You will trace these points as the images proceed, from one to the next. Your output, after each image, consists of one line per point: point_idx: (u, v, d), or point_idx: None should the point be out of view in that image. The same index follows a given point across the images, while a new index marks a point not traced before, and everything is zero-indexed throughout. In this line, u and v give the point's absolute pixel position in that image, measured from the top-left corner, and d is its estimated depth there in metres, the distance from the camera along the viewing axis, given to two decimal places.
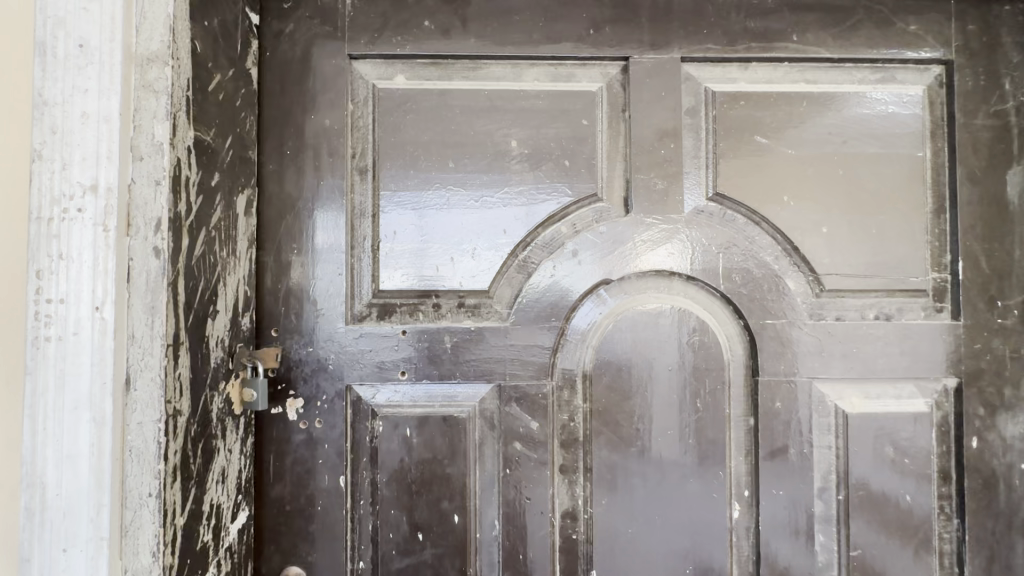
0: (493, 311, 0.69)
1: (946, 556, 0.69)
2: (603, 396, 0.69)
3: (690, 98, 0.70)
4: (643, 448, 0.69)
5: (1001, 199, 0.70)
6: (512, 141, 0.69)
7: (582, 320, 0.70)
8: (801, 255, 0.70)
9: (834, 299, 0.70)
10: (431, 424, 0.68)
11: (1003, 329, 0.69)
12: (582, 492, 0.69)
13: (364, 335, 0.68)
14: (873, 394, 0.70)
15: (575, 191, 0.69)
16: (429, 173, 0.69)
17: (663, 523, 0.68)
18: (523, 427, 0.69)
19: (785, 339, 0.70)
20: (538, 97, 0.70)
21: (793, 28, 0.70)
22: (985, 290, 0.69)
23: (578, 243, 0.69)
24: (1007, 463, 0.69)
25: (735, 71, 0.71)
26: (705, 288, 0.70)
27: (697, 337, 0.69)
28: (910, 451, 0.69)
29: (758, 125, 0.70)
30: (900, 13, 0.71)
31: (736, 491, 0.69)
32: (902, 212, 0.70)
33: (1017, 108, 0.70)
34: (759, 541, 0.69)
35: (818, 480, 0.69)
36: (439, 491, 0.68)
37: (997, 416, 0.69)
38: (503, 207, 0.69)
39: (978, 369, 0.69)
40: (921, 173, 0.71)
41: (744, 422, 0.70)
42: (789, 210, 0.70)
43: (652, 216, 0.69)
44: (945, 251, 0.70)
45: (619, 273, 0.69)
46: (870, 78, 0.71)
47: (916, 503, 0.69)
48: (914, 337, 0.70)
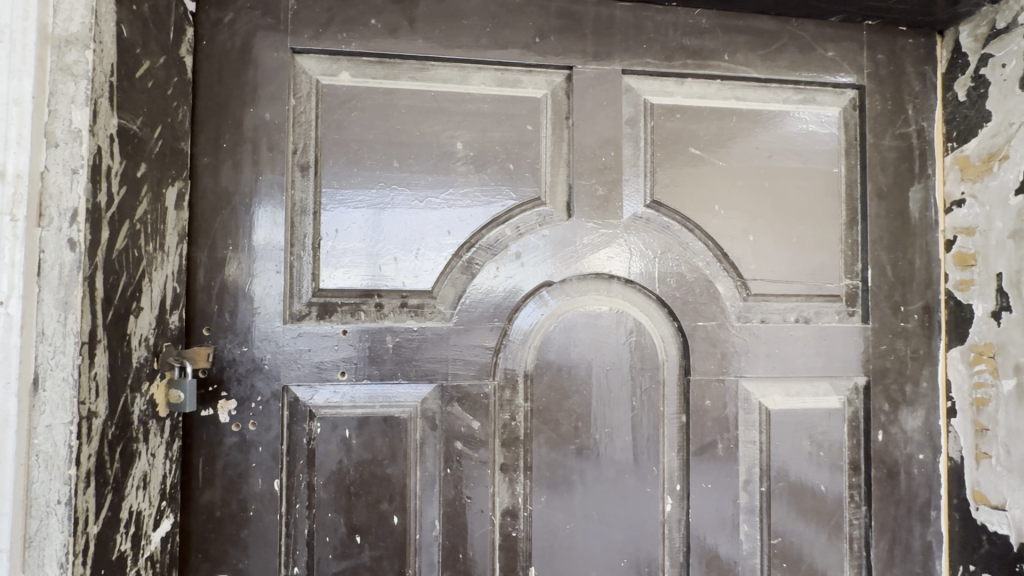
0: (436, 311, 0.69)
1: (855, 541, 0.75)
2: (543, 395, 0.70)
3: (630, 109, 0.73)
4: (582, 446, 0.71)
5: (905, 213, 0.77)
6: (458, 143, 0.70)
7: (524, 321, 0.71)
8: (730, 261, 0.74)
9: (759, 302, 0.75)
10: (371, 425, 0.67)
11: (906, 331, 0.76)
12: (522, 490, 0.70)
13: (303, 334, 0.66)
14: (793, 391, 0.75)
15: (519, 194, 0.71)
16: (373, 171, 0.69)
17: (600, 518, 0.71)
18: (464, 427, 0.69)
19: (715, 340, 0.73)
20: (483, 101, 0.71)
21: (724, 48, 0.75)
22: (890, 296, 0.76)
23: (521, 245, 0.71)
24: (908, 454, 0.76)
25: (672, 85, 0.75)
26: (642, 291, 0.73)
27: (634, 338, 0.72)
28: (825, 444, 0.75)
29: (692, 137, 0.74)
30: (820, 40, 0.77)
31: (669, 485, 0.73)
32: (820, 223, 0.76)
33: (918, 132, 0.78)
34: (689, 533, 0.72)
35: (743, 473, 0.74)
36: (378, 493, 0.67)
37: (899, 410, 0.76)
38: (448, 209, 0.70)
39: (884, 368, 0.76)
40: (836, 188, 0.77)
41: (677, 419, 0.73)
42: (719, 218, 0.74)
43: (593, 220, 0.72)
44: (857, 260, 0.77)
45: (561, 275, 0.71)
46: (793, 98, 0.77)
47: (830, 492, 0.75)
48: (829, 339, 0.75)
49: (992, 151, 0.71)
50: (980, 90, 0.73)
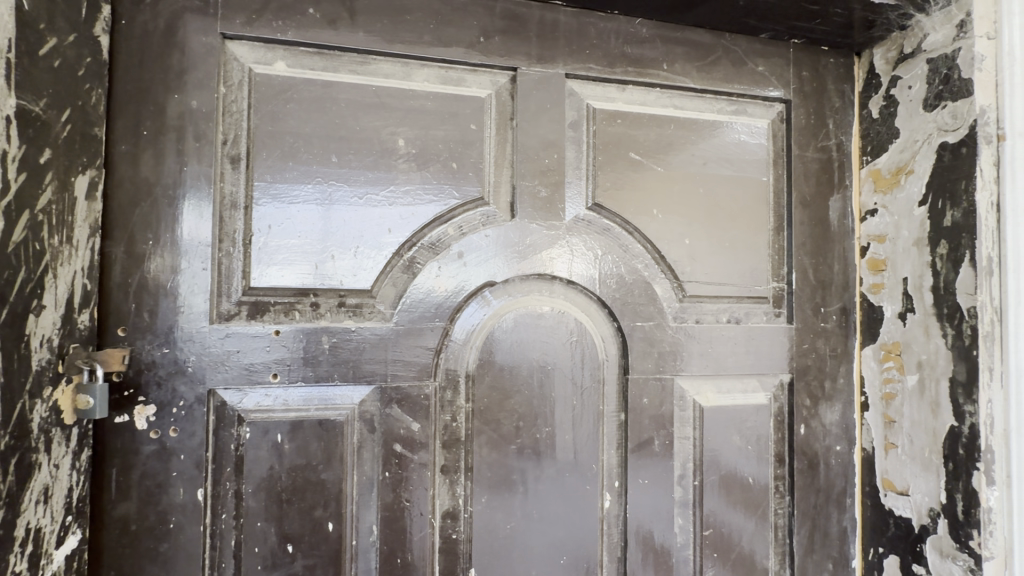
0: (375, 311, 0.68)
1: (779, 529, 0.79)
2: (485, 395, 0.70)
3: (573, 113, 0.74)
4: (523, 445, 0.71)
5: (825, 221, 0.82)
6: (400, 140, 0.69)
7: (466, 321, 0.71)
8: (667, 264, 0.77)
9: (694, 304, 0.78)
10: (305, 429, 0.65)
11: (826, 331, 0.82)
12: (462, 491, 0.70)
13: (231, 335, 0.63)
14: (724, 388, 0.79)
15: (462, 194, 0.70)
16: (310, 166, 0.66)
17: (540, 517, 0.71)
18: (404, 429, 0.68)
19: (652, 340, 0.76)
20: (426, 98, 0.70)
21: (663, 57, 0.78)
22: (812, 298, 0.81)
23: (464, 245, 0.70)
24: (827, 446, 0.81)
25: (614, 91, 0.76)
26: (584, 292, 0.75)
27: (574, 338, 0.73)
28: (754, 438, 0.79)
29: (632, 143, 0.76)
30: (751, 55, 0.81)
31: (608, 482, 0.74)
32: (750, 228, 0.80)
33: (837, 145, 0.83)
34: (627, 528, 0.74)
35: (678, 467, 0.77)
36: (312, 499, 0.65)
37: (819, 405, 0.81)
38: (389, 207, 0.68)
39: (806, 366, 0.81)
40: (765, 196, 0.81)
41: (616, 417, 0.75)
42: (657, 222, 0.77)
43: (536, 221, 0.72)
44: (783, 264, 0.81)
45: (503, 276, 0.71)
46: (726, 109, 0.81)
47: (757, 484, 0.79)
48: (758, 338, 0.80)
49: (899, 165, 0.77)
50: (890, 109, 0.80)
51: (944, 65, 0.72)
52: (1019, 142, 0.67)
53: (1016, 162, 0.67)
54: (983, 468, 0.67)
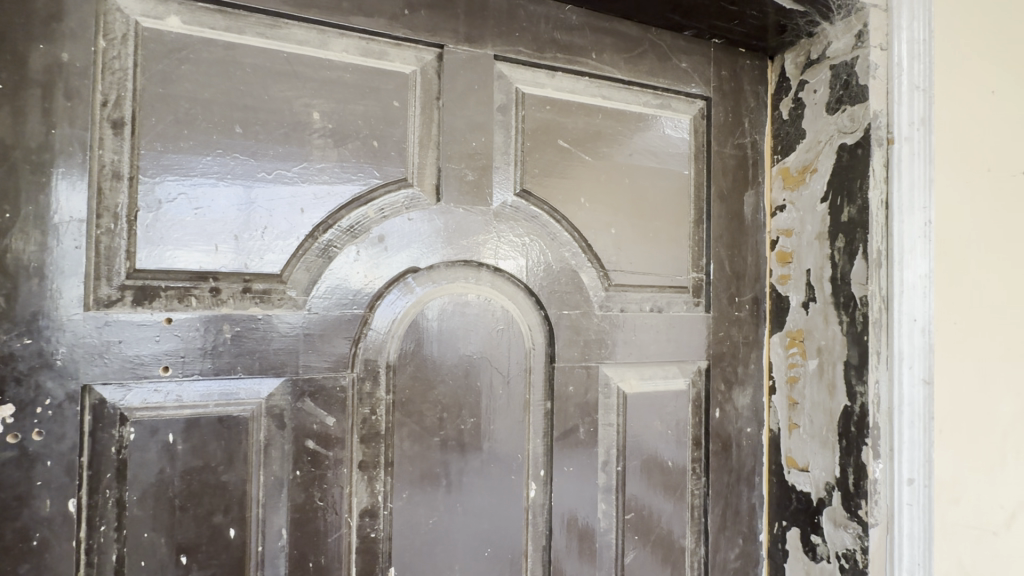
0: (286, 297, 0.62)
1: (695, 508, 0.83)
2: (406, 386, 0.67)
3: (502, 97, 0.73)
4: (447, 438, 0.68)
5: (740, 214, 0.86)
6: (314, 113, 0.64)
7: (387, 309, 0.67)
8: (594, 252, 0.78)
9: (619, 293, 0.79)
10: (202, 427, 0.59)
11: (739, 319, 0.86)
12: (382, 488, 0.66)
13: (112, 324, 0.55)
14: (646, 375, 0.81)
15: (384, 174, 0.67)
16: (209, 136, 0.60)
17: (465, 510, 0.69)
18: (317, 424, 0.63)
19: (579, 328, 0.76)
20: (345, 70, 0.65)
21: (592, 46, 0.78)
22: (728, 288, 0.85)
23: (386, 229, 0.66)
24: (738, 428, 0.85)
25: (543, 77, 0.75)
26: (511, 279, 0.73)
27: (500, 326, 0.72)
28: (673, 422, 0.82)
29: (561, 130, 0.76)
30: (675, 51, 0.83)
31: (533, 471, 0.74)
32: (672, 219, 0.83)
33: (752, 143, 0.88)
34: (552, 516, 0.74)
35: (601, 454, 0.78)
36: (211, 504, 0.59)
37: (733, 390, 0.85)
38: (302, 185, 0.63)
39: (721, 353, 0.85)
40: (687, 189, 0.84)
41: (542, 406, 0.74)
42: (584, 211, 0.77)
43: (462, 206, 0.70)
44: (702, 255, 0.85)
45: (427, 262, 0.69)
46: (652, 102, 0.83)
47: (676, 466, 0.82)
48: (678, 326, 0.82)
49: (805, 164, 0.83)
50: (798, 111, 0.85)
51: (844, 72, 0.78)
52: (904, 146, 0.74)
53: (901, 164, 0.74)
54: (871, 443, 0.73)
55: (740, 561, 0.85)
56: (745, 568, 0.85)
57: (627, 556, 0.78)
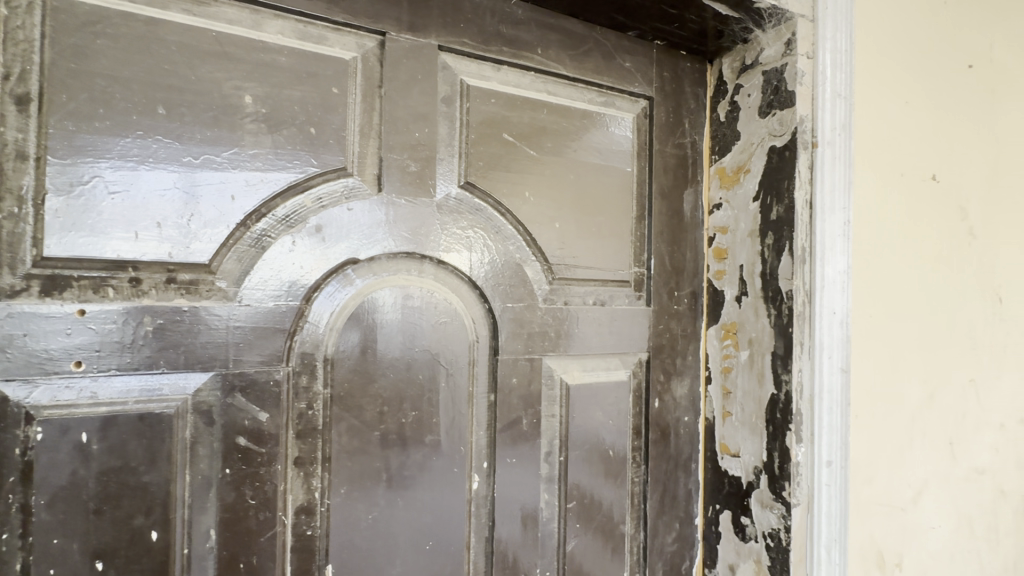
0: (215, 288, 0.60)
1: (636, 495, 0.86)
2: (345, 380, 0.66)
3: (446, 88, 0.72)
4: (388, 432, 0.68)
5: (680, 212, 0.90)
6: (247, 96, 0.61)
7: (325, 301, 0.65)
8: (538, 246, 0.79)
9: (563, 286, 0.81)
10: (120, 426, 0.55)
11: (678, 313, 0.89)
12: (319, 484, 0.65)
13: (16, 315, 0.51)
14: (589, 367, 0.83)
15: (322, 162, 0.65)
16: (129, 117, 0.56)
17: (406, 505, 0.69)
18: (249, 420, 0.61)
19: (522, 321, 0.77)
20: (280, 54, 0.63)
21: (538, 42, 0.78)
22: (668, 283, 0.88)
23: (324, 219, 0.65)
24: (677, 417, 0.89)
25: (488, 70, 0.75)
26: (454, 272, 0.73)
27: (443, 319, 0.72)
28: (615, 412, 0.84)
29: (506, 124, 0.76)
30: (619, 50, 0.85)
31: (476, 464, 0.74)
32: (615, 215, 0.85)
33: (692, 143, 0.91)
34: (494, 507, 0.75)
35: (544, 445, 0.79)
36: (130, 506, 0.56)
37: (671, 380, 0.88)
38: (233, 171, 0.60)
39: (661, 345, 0.88)
40: (629, 186, 0.86)
41: (485, 398, 0.75)
42: (529, 205, 0.78)
43: (404, 196, 0.69)
44: (643, 251, 0.87)
45: (368, 253, 0.67)
46: (597, 100, 0.84)
47: (617, 455, 0.84)
48: (620, 319, 0.85)
49: (740, 165, 0.87)
50: (733, 113, 0.89)
51: (775, 77, 0.82)
52: (826, 150, 0.79)
53: (824, 166, 0.78)
54: (794, 428, 0.78)
55: (676, 544, 0.89)
56: (681, 551, 0.89)
57: (569, 544, 0.80)
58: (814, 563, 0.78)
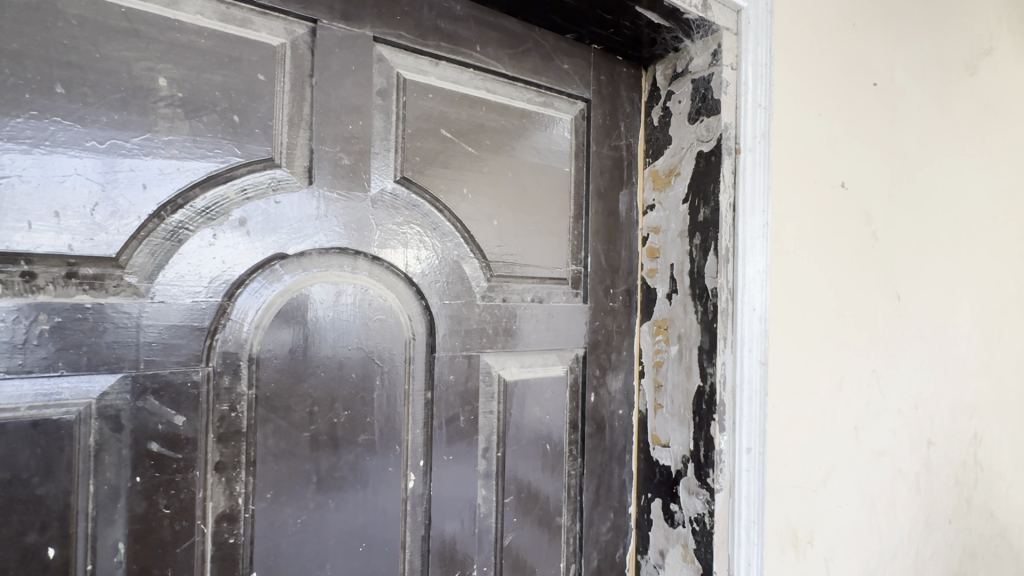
0: (123, 284, 0.55)
1: (572, 487, 0.88)
2: (272, 380, 0.63)
3: (381, 80, 0.71)
4: (318, 432, 0.65)
5: (615, 212, 0.93)
6: (161, 79, 0.57)
7: (250, 298, 0.62)
8: (475, 243, 0.79)
9: (501, 283, 0.81)
10: (9, 435, 0.50)
11: (614, 309, 0.93)
12: (242, 489, 0.62)
13: None
14: (527, 363, 0.84)
15: (246, 152, 0.62)
16: (20, 94, 0.51)
17: (337, 507, 0.67)
18: (163, 425, 0.57)
19: (460, 318, 0.77)
20: (200, 35, 0.59)
21: (476, 39, 0.78)
22: (603, 281, 0.91)
23: (248, 211, 0.62)
24: (611, 410, 0.92)
25: (426, 64, 0.75)
26: (390, 269, 0.72)
27: (378, 317, 0.70)
28: (551, 407, 0.86)
29: (444, 120, 0.76)
30: (557, 52, 0.87)
31: (412, 462, 0.73)
32: (553, 214, 0.87)
33: (627, 146, 0.94)
34: (431, 505, 0.74)
35: (482, 441, 0.79)
36: (22, 523, 0.50)
37: (607, 374, 0.91)
38: (145, 158, 0.56)
39: (597, 341, 0.90)
40: (567, 185, 0.88)
41: (422, 395, 0.74)
42: (467, 201, 0.78)
43: (336, 190, 0.67)
44: (581, 249, 0.90)
45: (297, 248, 0.65)
46: (535, 100, 0.85)
47: (554, 449, 0.86)
48: (558, 316, 0.86)
49: (671, 168, 0.91)
50: (666, 118, 0.93)
51: (702, 86, 0.86)
52: (748, 156, 0.84)
53: (746, 172, 0.83)
54: (718, 418, 0.83)
55: (611, 533, 0.92)
56: (615, 540, 0.92)
57: (506, 538, 0.81)
58: (735, 544, 0.83)
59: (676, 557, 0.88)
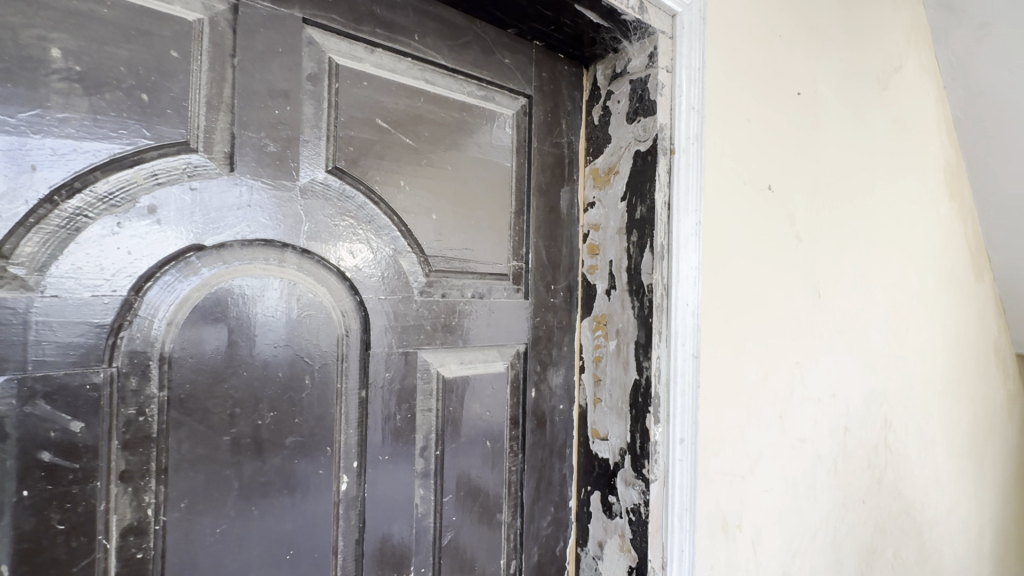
0: (6, 277, 0.49)
1: (512, 483, 0.88)
2: (187, 381, 0.58)
3: (311, 65, 0.67)
4: (240, 436, 0.62)
5: (556, 208, 0.94)
6: (54, 49, 0.51)
7: (160, 292, 0.57)
8: (413, 237, 0.77)
9: (440, 279, 0.80)
10: None
11: (554, 305, 0.93)
12: (152, 499, 0.57)
13: None
14: (467, 359, 0.83)
15: (157, 135, 0.57)
16: None
17: (262, 514, 0.63)
18: (57, 432, 0.51)
19: (397, 314, 0.75)
20: (102, 4, 0.54)
21: (414, 28, 0.77)
22: (544, 277, 0.92)
23: (159, 199, 0.57)
24: (552, 405, 0.93)
25: (360, 50, 0.72)
26: (321, 263, 0.69)
27: (307, 313, 0.67)
28: (492, 404, 0.86)
29: (380, 109, 0.73)
30: (499, 46, 0.86)
31: (345, 464, 0.70)
32: (493, 209, 0.86)
33: (568, 143, 0.95)
34: (365, 508, 0.72)
35: (420, 440, 0.78)
36: None
37: (547, 370, 0.92)
38: (35, 136, 0.50)
39: (538, 337, 0.91)
40: (508, 181, 0.88)
41: (356, 394, 0.71)
42: (404, 194, 0.75)
43: (261, 178, 0.63)
44: (522, 245, 0.90)
45: (216, 239, 0.60)
46: (476, 93, 0.84)
47: (494, 445, 0.86)
48: (498, 311, 0.86)
49: (610, 167, 0.93)
50: (606, 117, 0.94)
51: (640, 87, 0.89)
52: (682, 157, 0.86)
53: (681, 171, 0.86)
54: (653, 410, 0.85)
55: (551, 527, 0.93)
56: (555, 534, 0.93)
57: (445, 537, 0.80)
58: (668, 531, 0.85)
59: (613, 547, 0.90)
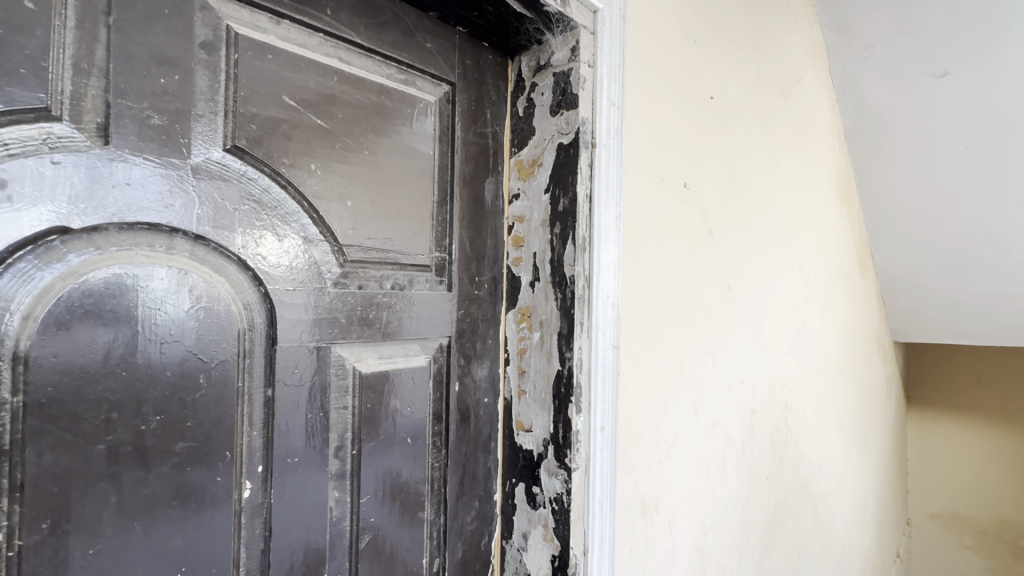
0: None
1: (436, 479, 0.86)
2: (50, 383, 0.51)
3: (205, 31, 0.61)
4: (119, 444, 0.55)
5: (480, 199, 0.92)
6: None
7: (12, 281, 0.49)
8: (327, 225, 0.72)
9: (357, 269, 0.76)
10: None
11: (479, 298, 0.92)
12: (4, 522, 0.49)
13: None
14: (386, 354, 0.79)
15: (7, 98, 0.49)
16: None
17: (148, 529, 0.57)
18: None
19: (308, 307, 0.70)
20: None
21: (326, 2, 0.72)
22: (468, 268, 0.90)
23: (10, 172, 0.49)
24: (476, 399, 0.92)
25: (265, 21, 0.66)
26: (218, 250, 0.62)
27: (201, 306, 0.61)
28: (413, 399, 0.83)
29: (287, 86, 0.68)
30: (420, 29, 0.83)
31: (248, 469, 0.65)
32: (415, 198, 0.83)
33: (492, 134, 0.94)
34: (272, 515, 0.67)
35: (334, 439, 0.73)
36: None
37: (471, 364, 0.91)
38: None
39: (461, 330, 0.89)
40: (430, 169, 0.86)
41: (261, 393, 0.66)
42: (315, 179, 0.71)
43: (144, 154, 0.56)
44: (445, 236, 0.88)
45: (86, 222, 0.53)
46: (396, 76, 0.81)
47: (416, 442, 0.83)
48: (420, 304, 0.83)
49: (534, 159, 0.93)
50: (530, 109, 0.94)
51: (563, 80, 0.89)
52: (603, 151, 0.88)
53: (602, 165, 0.88)
54: (575, 399, 0.86)
55: (475, 522, 0.92)
56: (480, 528, 0.93)
57: (362, 539, 0.76)
58: (589, 518, 0.87)
59: (537, 537, 0.90)
